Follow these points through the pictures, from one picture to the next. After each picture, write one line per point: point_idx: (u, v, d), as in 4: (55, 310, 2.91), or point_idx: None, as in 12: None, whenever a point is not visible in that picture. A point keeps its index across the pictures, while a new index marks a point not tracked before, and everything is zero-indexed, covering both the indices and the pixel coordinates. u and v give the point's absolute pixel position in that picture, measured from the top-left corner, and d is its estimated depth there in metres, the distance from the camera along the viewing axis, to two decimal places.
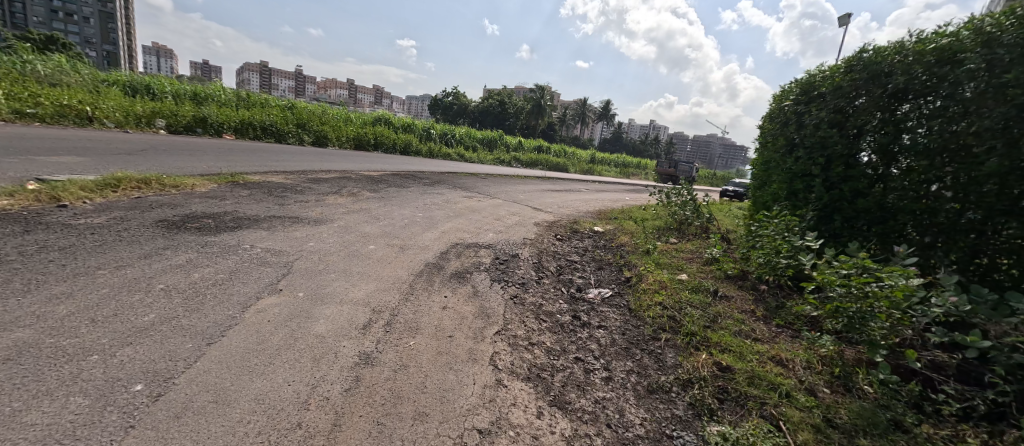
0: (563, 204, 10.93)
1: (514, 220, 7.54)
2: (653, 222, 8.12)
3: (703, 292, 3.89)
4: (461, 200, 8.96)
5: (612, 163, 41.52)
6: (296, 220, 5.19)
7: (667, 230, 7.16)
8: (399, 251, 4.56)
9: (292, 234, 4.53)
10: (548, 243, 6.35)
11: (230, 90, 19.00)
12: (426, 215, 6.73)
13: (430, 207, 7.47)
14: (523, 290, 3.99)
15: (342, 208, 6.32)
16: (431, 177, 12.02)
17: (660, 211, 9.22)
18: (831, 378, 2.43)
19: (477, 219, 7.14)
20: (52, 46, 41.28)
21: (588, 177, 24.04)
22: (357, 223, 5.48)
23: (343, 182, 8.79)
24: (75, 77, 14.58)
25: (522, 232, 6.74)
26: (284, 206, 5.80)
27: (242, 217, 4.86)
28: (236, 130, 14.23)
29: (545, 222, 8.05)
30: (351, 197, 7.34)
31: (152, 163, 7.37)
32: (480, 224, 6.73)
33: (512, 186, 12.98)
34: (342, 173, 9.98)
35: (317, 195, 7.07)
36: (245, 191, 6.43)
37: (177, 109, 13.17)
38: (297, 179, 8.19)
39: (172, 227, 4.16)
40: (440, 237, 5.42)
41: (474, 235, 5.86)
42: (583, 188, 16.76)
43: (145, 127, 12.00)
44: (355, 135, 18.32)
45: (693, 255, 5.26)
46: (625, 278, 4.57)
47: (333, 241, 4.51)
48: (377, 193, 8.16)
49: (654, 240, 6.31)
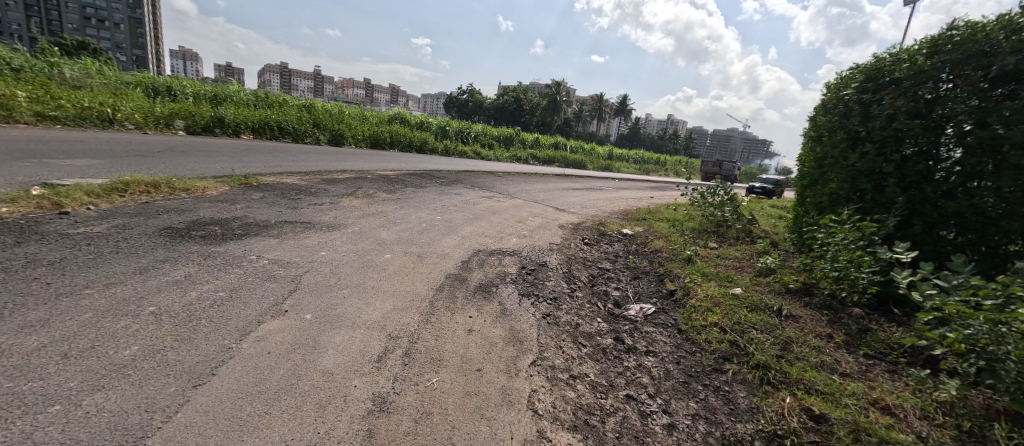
0: (586, 203, 10.45)
1: (537, 223, 7.13)
2: (685, 224, 7.58)
3: (764, 312, 3.40)
4: (480, 201, 8.56)
5: (631, 160, 40.63)
6: (309, 225, 4.85)
7: (704, 233, 6.63)
8: (417, 260, 4.18)
9: (304, 242, 4.19)
10: (576, 248, 5.92)
11: (248, 90, 18.97)
12: (446, 218, 6.35)
13: (448, 209, 7.09)
14: (556, 307, 3.56)
15: (357, 211, 5.97)
16: (447, 176, 11.67)
17: (690, 212, 8.67)
18: (960, 435, 1.97)
19: (499, 222, 6.73)
20: (82, 51, 42.38)
21: (607, 174, 23.45)
22: (372, 229, 5.11)
23: (359, 183, 8.48)
24: (96, 78, 14.60)
25: (547, 236, 6.30)
26: (296, 210, 5.47)
27: (251, 223, 4.54)
28: (254, 131, 14.12)
29: (570, 224, 7.59)
30: (367, 199, 7.00)
31: (166, 165, 7.14)
32: (502, 228, 6.31)
33: (532, 185, 12.54)
34: (357, 173, 9.69)
35: (333, 197, 6.76)
36: (258, 194, 6.13)
37: (195, 110, 13.08)
38: (312, 180, 7.91)
39: (175, 234, 3.84)
40: (460, 244, 5.02)
41: (496, 241, 5.45)
42: (603, 185, 16.21)
43: (164, 128, 11.91)
44: (371, 133, 18.14)
45: (740, 264, 4.73)
46: (668, 292, 4.09)
47: (348, 250, 4.15)
48: (393, 195, 7.81)
49: (692, 245, 5.78)
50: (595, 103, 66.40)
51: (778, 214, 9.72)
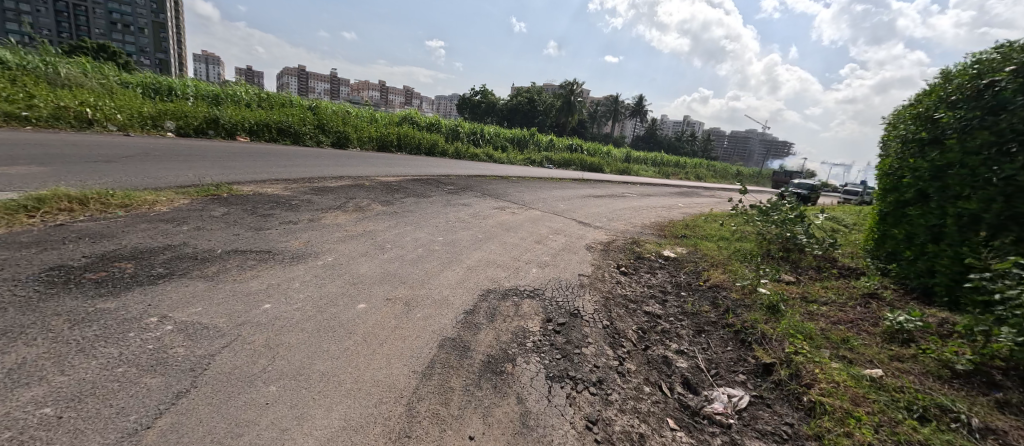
0: (612, 215, 9.16)
1: (560, 243, 5.92)
2: (739, 246, 6.26)
3: (941, 425, 2.14)
4: (491, 214, 7.34)
5: (649, 163, 39.02)
6: (267, 255, 3.68)
7: (770, 262, 5.31)
8: (402, 314, 2.98)
9: (245, 286, 3.01)
10: (613, 281, 4.69)
11: (252, 89, 18.12)
12: (449, 240, 5.16)
13: (453, 227, 5.90)
14: (604, 403, 2.36)
15: (338, 232, 4.80)
16: (456, 182, 10.50)
17: (740, 230, 7.35)
18: None
19: (514, 244, 5.50)
20: (101, 54, 42.56)
21: (628, 179, 22.03)
22: (350, 260, 3.92)
23: (353, 193, 7.35)
24: (87, 76, 13.78)
25: (575, 263, 5.06)
26: (259, 232, 4.31)
27: (186, 255, 3.39)
28: (251, 132, 13.16)
29: (599, 245, 6.37)
30: (358, 214, 5.85)
31: (123, 171, 6.06)
32: (518, 253, 5.07)
33: (549, 193, 11.29)
34: (355, 181, 8.56)
35: (316, 212, 5.64)
36: (221, 209, 5.02)
37: (188, 109, 12.15)
38: (296, 190, 6.78)
39: (57, 279, 2.70)
40: (464, 282, 3.82)
41: (510, 274, 4.23)
42: (626, 192, 14.84)
43: (153, 129, 10.97)
44: (378, 135, 17.13)
45: (845, 318, 3.46)
46: (761, 367, 2.84)
47: (305, 299, 2.96)
48: (390, 208, 6.64)
49: (764, 280, 4.49)
50: (610, 104, 64.60)
51: (839, 229, 8.31)
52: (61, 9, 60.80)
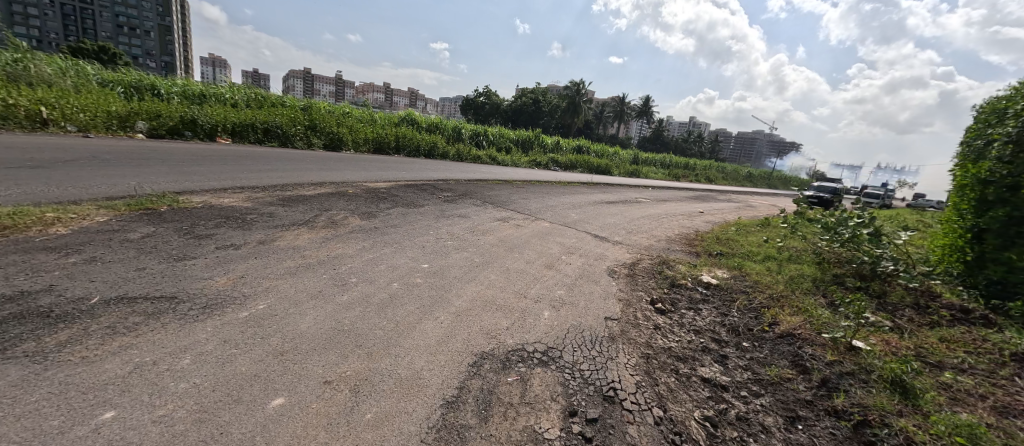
0: (631, 227, 7.99)
1: (576, 268, 4.79)
2: (797, 272, 5.07)
3: None
4: (492, 228, 6.19)
5: (658, 165, 37.77)
6: (167, 304, 2.57)
7: (846, 298, 4.15)
8: (340, 419, 1.87)
9: (92, 368, 1.90)
10: (652, 327, 3.55)
11: (242, 88, 17.15)
12: (436, 268, 4.02)
13: (444, 247, 4.79)
14: None
15: (290, 260, 3.67)
16: (454, 188, 9.38)
17: (787, 251, 6.17)
18: None
19: (519, 271, 4.35)
20: (100, 56, 41.73)
21: (638, 182, 20.86)
22: (290, 307, 2.80)
23: (330, 203, 6.21)
24: (60, 72, 12.83)
25: (597, 298, 3.92)
26: (177, 263, 3.19)
27: (32, 312, 2.28)
28: (234, 134, 12.07)
29: (623, 268, 5.22)
30: (326, 232, 4.75)
31: (43, 178, 4.99)
32: (525, 286, 3.91)
33: (557, 200, 10.13)
34: (337, 188, 7.43)
35: (273, 229, 4.53)
36: (145, 229, 3.93)
37: (164, 108, 11.10)
38: (259, 201, 5.66)
39: None
40: (447, 342, 2.67)
41: (515, 324, 3.09)
42: (639, 197, 13.68)
43: (121, 131, 9.94)
44: (374, 136, 16.07)
45: (1017, 408, 2.34)
46: None
47: (184, 392, 1.86)
48: (370, 222, 5.50)
49: (857, 328, 3.36)
50: (616, 104, 63.34)
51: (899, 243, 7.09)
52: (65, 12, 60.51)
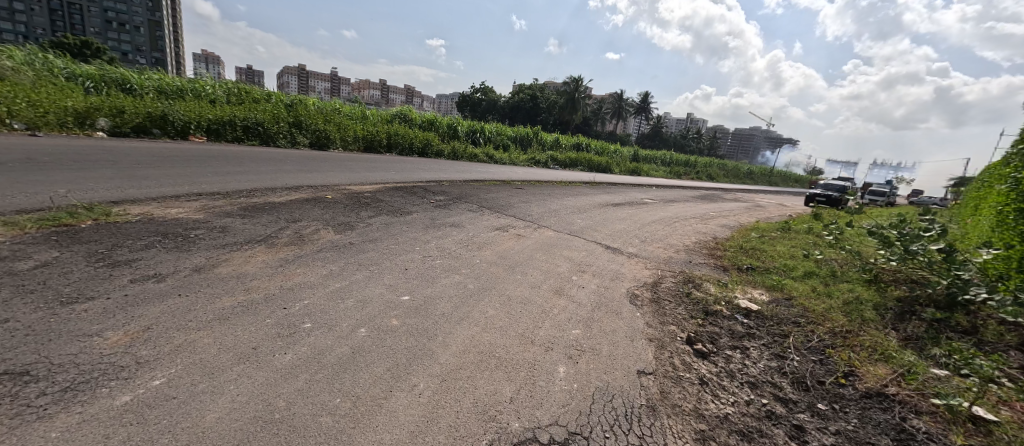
0: (644, 235, 7.17)
1: (591, 294, 3.97)
2: (851, 296, 4.27)
3: None
4: (489, 240, 5.34)
5: (658, 163, 37.03)
6: (6, 388, 1.76)
7: (929, 336, 3.36)
8: None
9: None
10: (698, 383, 2.74)
11: (225, 83, 16.21)
12: (419, 303, 3.18)
13: (431, 270, 3.96)
14: None
15: (227, 297, 2.83)
16: (448, 191, 8.53)
17: (828, 266, 5.37)
18: None
19: (522, 302, 3.51)
20: (86, 52, 40.48)
21: (642, 181, 20.08)
22: (199, 380, 1.96)
23: (302, 213, 5.35)
24: (22, 65, 11.89)
25: (622, 340, 3.09)
26: (60, 309, 2.36)
27: None
28: (210, 132, 11.13)
29: (644, 291, 4.40)
30: (288, 251, 3.90)
31: None
32: (531, 326, 3.07)
33: (560, 203, 9.30)
34: (314, 194, 6.57)
35: (218, 249, 3.68)
36: (46, 253, 3.10)
37: (130, 104, 10.18)
38: (215, 211, 4.80)
39: None
40: (424, 437, 1.85)
41: (519, 393, 2.27)
42: (646, 198, 12.86)
43: (79, 129, 9.04)
44: (365, 134, 15.17)
45: None
46: None
47: None
48: (345, 237, 4.64)
49: (970, 392, 2.55)
50: (615, 101, 62.55)
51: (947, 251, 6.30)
52: (52, 7, 59.08)
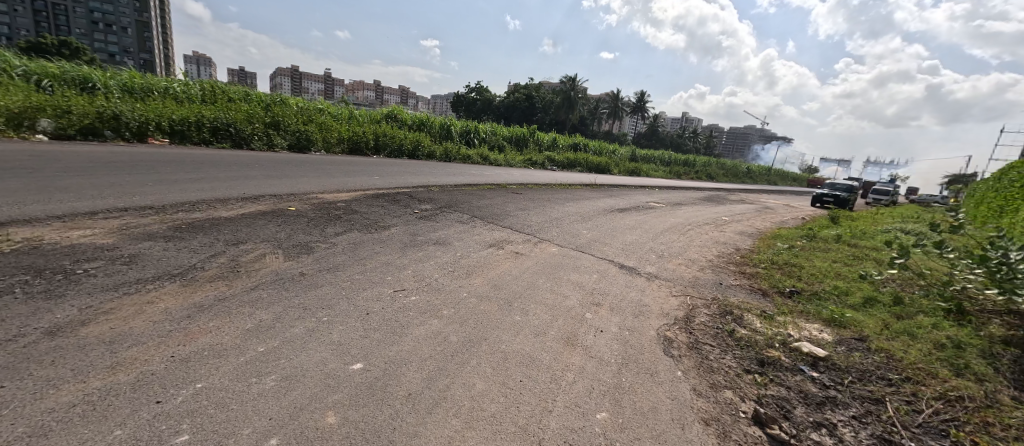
0: (660, 248, 6.23)
1: (613, 342, 3.01)
2: (943, 337, 3.33)
3: None
4: (480, 263, 4.38)
5: (658, 163, 36.16)
6: None
7: None
8: None
9: None
10: None
11: (200, 81, 15.17)
12: (373, 377, 2.19)
13: (400, 313, 2.97)
14: None
15: (71, 382, 1.84)
16: (436, 199, 7.55)
17: (891, 290, 4.43)
18: None
19: (523, 363, 2.55)
20: (69, 53, 39.26)
21: (644, 182, 19.18)
22: None
23: (250, 232, 4.35)
24: None
25: (670, 428, 2.14)
26: None
27: None
28: (173, 133, 10.07)
29: (677, 331, 3.43)
30: (208, 291, 2.91)
31: None
32: (537, 411, 2.10)
33: (562, 210, 8.33)
34: (275, 205, 5.56)
35: (104, 292, 2.69)
36: None
37: (80, 103, 9.15)
38: (133, 233, 3.81)
39: None
40: None
41: None
42: (653, 201, 11.93)
43: (15, 131, 8.03)
44: (350, 134, 14.15)
45: None
46: None
47: None
48: (297, 265, 3.65)
49: None
50: (611, 100, 61.77)
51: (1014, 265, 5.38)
52: (36, 8, 57.71)
